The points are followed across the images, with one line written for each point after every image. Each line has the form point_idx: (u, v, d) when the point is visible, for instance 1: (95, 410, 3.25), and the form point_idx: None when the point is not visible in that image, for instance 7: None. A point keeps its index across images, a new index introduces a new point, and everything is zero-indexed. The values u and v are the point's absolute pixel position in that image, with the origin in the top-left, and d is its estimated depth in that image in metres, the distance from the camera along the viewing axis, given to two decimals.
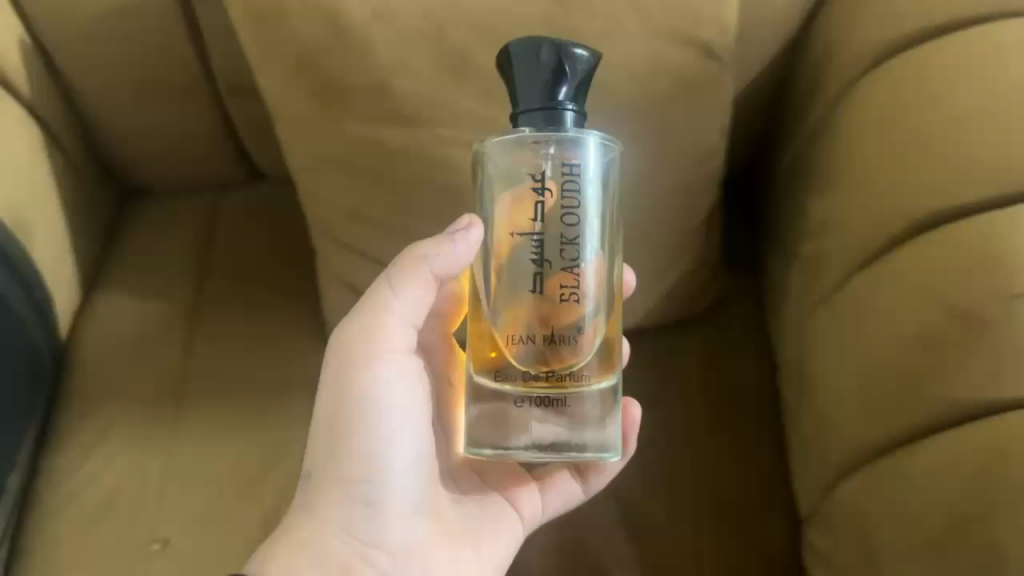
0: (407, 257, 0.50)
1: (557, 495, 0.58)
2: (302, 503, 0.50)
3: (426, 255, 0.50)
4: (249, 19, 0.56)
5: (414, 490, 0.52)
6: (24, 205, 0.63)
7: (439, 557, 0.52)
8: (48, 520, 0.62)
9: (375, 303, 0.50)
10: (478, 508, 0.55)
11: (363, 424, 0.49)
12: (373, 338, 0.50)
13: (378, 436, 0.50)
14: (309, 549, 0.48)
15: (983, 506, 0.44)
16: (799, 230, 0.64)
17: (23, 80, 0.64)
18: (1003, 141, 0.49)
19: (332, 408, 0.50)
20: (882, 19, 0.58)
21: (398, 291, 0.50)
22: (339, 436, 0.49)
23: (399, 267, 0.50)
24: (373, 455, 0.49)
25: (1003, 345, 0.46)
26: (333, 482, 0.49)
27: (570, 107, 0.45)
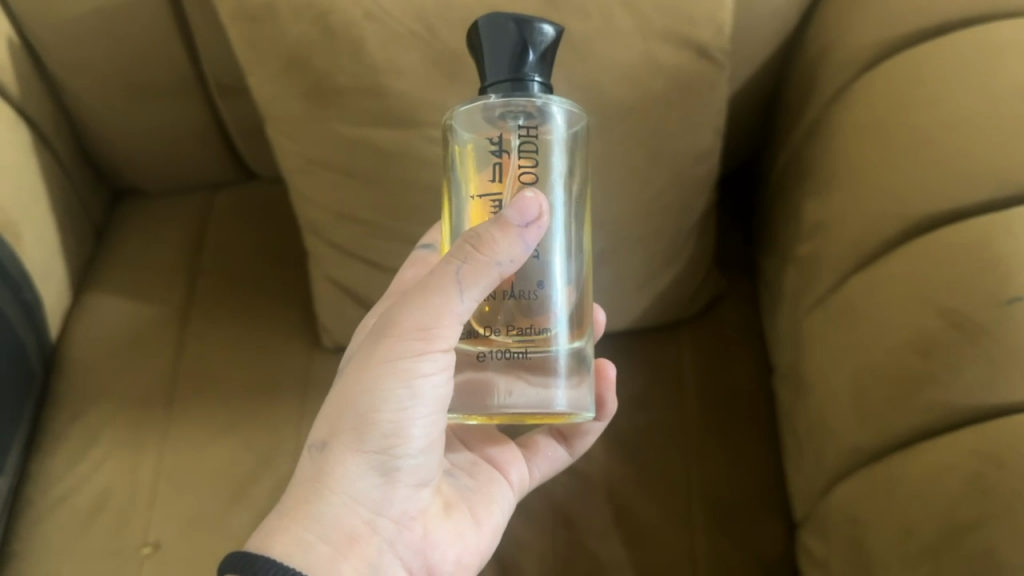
0: (482, 255, 0.41)
1: (543, 462, 0.57)
2: (309, 471, 0.43)
3: (497, 257, 0.41)
4: (237, 20, 0.54)
5: (431, 465, 0.47)
6: (13, 208, 0.63)
7: (440, 526, 0.48)
8: (38, 523, 0.62)
9: (437, 290, 0.42)
10: (469, 478, 0.54)
11: (397, 405, 0.43)
12: (431, 326, 0.42)
13: (407, 417, 0.43)
14: (320, 521, 0.42)
15: (978, 513, 0.42)
16: (794, 228, 0.62)
17: (11, 80, 0.63)
18: (1002, 142, 0.48)
19: (371, 385, 0.43)
20: (878, 19, 0.57)
21: (466, 291, 0.42)
22: (365, 413, 0.43)
23: (467, 262, 0.41)
24: (401, 436, 0.44)
25: (999, 349, 0.44)
26: (352, 455, 0.43)
27: (536, 79, 0.42)
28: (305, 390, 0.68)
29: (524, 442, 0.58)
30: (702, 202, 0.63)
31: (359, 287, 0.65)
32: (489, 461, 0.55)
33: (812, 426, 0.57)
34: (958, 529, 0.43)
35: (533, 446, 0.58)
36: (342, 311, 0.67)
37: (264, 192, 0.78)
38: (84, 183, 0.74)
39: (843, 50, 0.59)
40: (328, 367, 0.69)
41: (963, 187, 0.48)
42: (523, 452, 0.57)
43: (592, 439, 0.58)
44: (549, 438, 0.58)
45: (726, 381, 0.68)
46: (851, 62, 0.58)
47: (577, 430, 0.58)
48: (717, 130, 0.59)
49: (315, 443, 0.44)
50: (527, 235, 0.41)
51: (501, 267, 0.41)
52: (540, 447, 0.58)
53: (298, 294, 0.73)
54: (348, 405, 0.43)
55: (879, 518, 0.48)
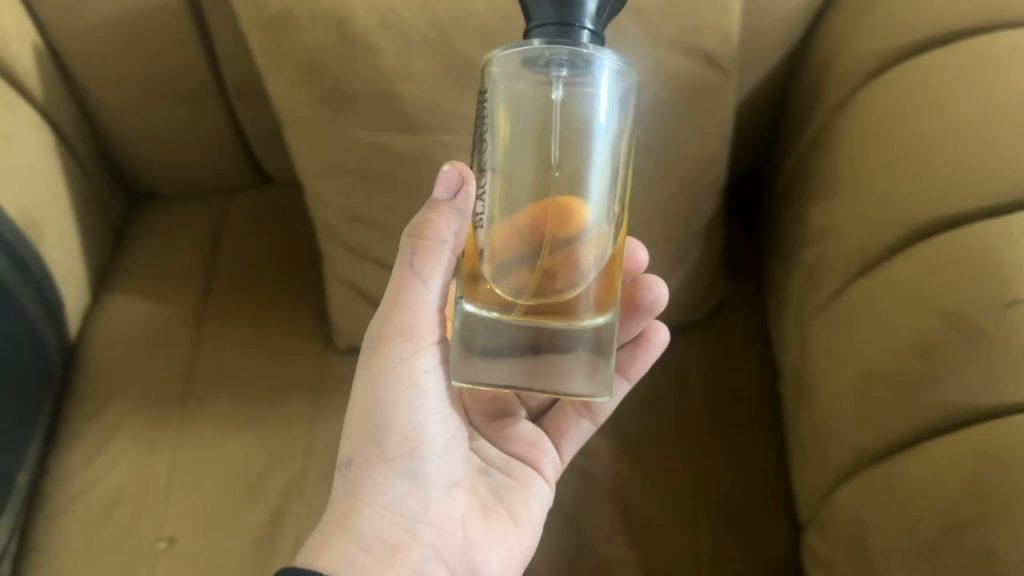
0: (426, 237, 0.47)
1: (573, 441, 0.58)
2: (344, 491, 0.47)
3: (443, 236, 0.47)
4: (257, 28, 0.56)
5: (454, 466, 0.50)
6: (35, 209, 0.65)
7: (481, 530, 0.50)
8: (56, 517, 0.64)
9: (405, 289, 0.47)
10: (506, 476, 0.54)
11: (405, 407, 0.47)
12: (410, 323, 0.48)
13: (418, 416, 0.48)
14: (361, 534, 0.45)
15: (977, 510, 0.43)
16: (800, 233, 0.63)
17: (36, 85, 0.65)
18: (1003, 149, 0.49)
19: (374, 394, 0.47)
20: (882, 28, 0.58)
21: (428, 277, 0.47)
22: (380, 422, 0.47)
23: (419, 253, 0.47)
24: (417, 435, 0.47)
25: (998, 351, 0.45)
26: (377, 465, 0.47)
27: (586, 26, 0.40)
28: (317, 391, 0.69)
29: (547, 428, 0.58)
30: (709, 207, 0.64)
31: (371, 289, 0.66)
32: (522, 459, 0.55)
33: (816, 428, 0.58)
34: (959, 527, 0.44)
35: (557, 429, 0.57)
36: (356, 313, 0.68)
37: (279, 196, 0.79)
38: (104, 186, 0.76)
39: (848, 59, 0.60)
40: (341, 368, 0.70)
41: (964, 193, 0.49)
42: (552, 442, 0.57)
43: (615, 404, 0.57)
44: (570, 415, 0.58)
45: (733, 385, 0.69)
46: (856, 71, 0.59)
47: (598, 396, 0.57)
48: (725, 136, 0.60)
49: (345, 463, 0.48)
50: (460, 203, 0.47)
51: (449, 244, 0.47)
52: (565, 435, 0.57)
53: (312, 296, 0.74)
54: (361, 420, 0.48)
55: (881, 517, 0.49)
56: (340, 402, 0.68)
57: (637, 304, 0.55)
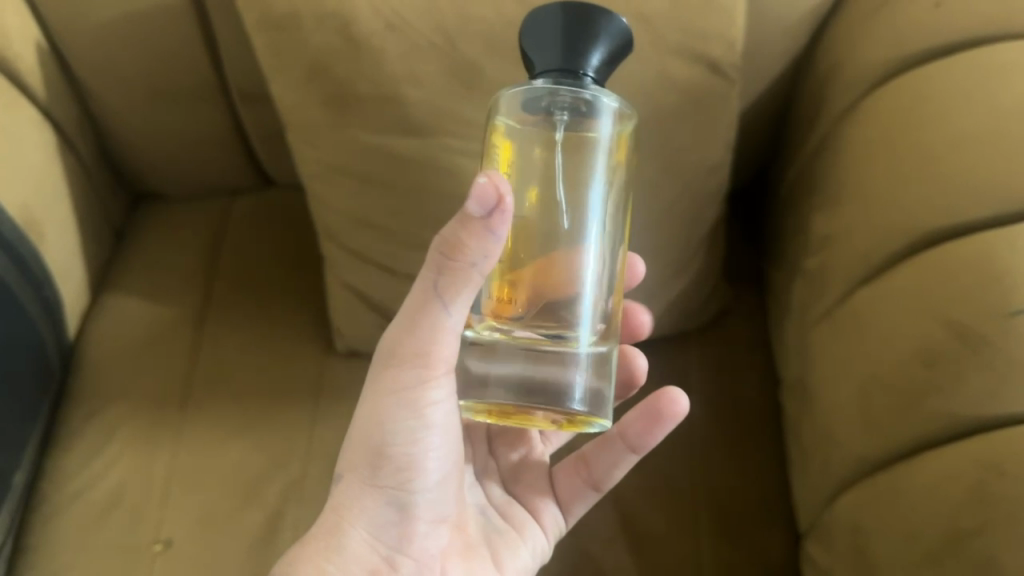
0: (455, 261, 0.39)
1: (579, 505, 0.56)
2: (330, 506, 0.47)
3: (474, 262, 0.39)
4: (262, 29, 0.56)
5: (445, 500, 0.49)
6: (37, 208, 0.64)
7: (462, 569, 0.49)
8: (52, 519, 0.63)
9: (425, 312, 0.42)
10: (502, 521, 0.53)
11: (404, 437, 0.45)
12: (423, 351, 0.43)
13: (416, 448, 0.46)
14: (339, 555, 0.45)
15: (979, 520, 0.43)
16: (803, 242, 0.63)
17: (39, 84, 0.65)
18: (1006, 160, 0.49)
19: (373, 418, 0.45)
20: (886, 38, 0.58)
21: (451, 305, 0.41)
22: (376, 446, 0.46)
23: (445, 278, 0.40)
24: (412, 466, 0.46)
25: (1001, 361, 0.45)
26: (367, 489, 0.46)
27: (589, 74, 0.41)
28: (317, 394, 0.69)
29: (556, 487, 0.56)
30: (711, 215, 0.64)
31: (372, 291, 0.66)
32: (527, 508, 0.55)
33: (817, 436, 0.57)
34: (960, 538, 0.44)
35: (564, 493, 0.56)
36: (357, 317, 0.68)
37: (281, 199, 0.79)
38: (105, 186, 0.76)
39: (852, 69, 0.60)
40: (341, 371, 0.70)
41: (968, 203, 0.49)
42: (559, 501, 0.56)
43: (621, 473, 0.55)
44: (575, 480, 0.56)
45: (734, 394, 0.69)
46: (860, 80, 0.59)
47: (605, 462, 0.55)
48: (727, 144, 0.60)
49: (337, 478, 0.47)
50: (501, 231, 0.38)
51: (481, 269, 0.40)
52: (571, 498, 0.56)
53: (312, 299, 0.74)
54: (360, 440, 0.46)
55: (883, 527, 0.49)
56: (339, 405, 0.68)
57: (656, 411, 0.53)
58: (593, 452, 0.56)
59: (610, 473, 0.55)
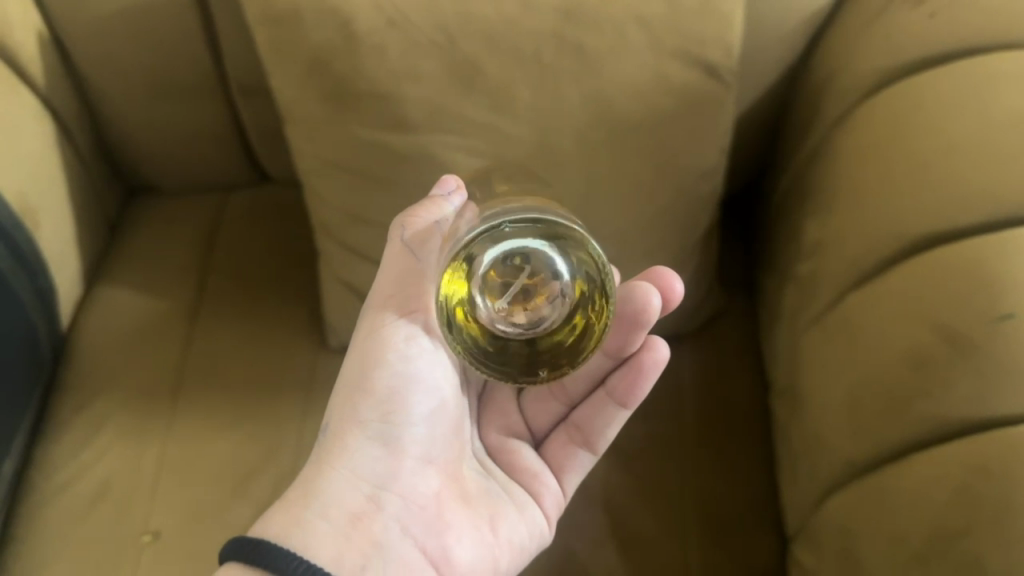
0: (416, 216, 0.48)
1: (570, 472, 0.54)
2: (314, 457, 0.48)
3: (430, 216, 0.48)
4: (263, 23, 0.56)
5: (436, 444, 0.49)
6: (33, 196, 0.65)
7: (457, 511, 0.49)
8: (40, 507, 0.63)
9: (395, 263, 0.49)
10: (505, 490, 0.52)
11: (381, 371, 0.48)
12: (396, 296, 0.49)
13: (398, 383, 0.48)
14: (320, 489, 0.45)
15: (965, 521, 0.44)
16: (795, 248, 0.64)
17: (39, 73, 0.65)
18: (995, 168, 0.50)
19: (357, 361, 0.48)
20: (880, 47, 0.59)
21: (417, 253, 0.48)
22: (359, 382, 0.48)
23: (407, 229, 0.48)
24: (394, 400, 0.48)
25: (988, 365, 0.45)
26: (348, 426, 0.47)
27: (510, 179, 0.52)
28: (309, 390, 0.69)
29: (548, 458, 0.54)
30: (705, 219, 0.64)
31: (365, 287, 0.66)
32: (525, 483, 0.53)
33: (806, 440, 0.58)
34: (946, 538, 0.44)
35: (556, 459, 0.54)
36: (349, 313, 0.68)
37: (278, 194, 0.79)
38: (101, 178, 0.76)
39: (847, 77, 0.61)
40: (333, 367, 0.69)
41: (958, 210, 0.50)
42: (552, 473, 0.53)
43: (612, 432, 0.52)
44: (570, 444, 0.53)
45: (724, 397, 0.69)
46: (855, 88, 0.60)
47: (598, 421, 0.52)
48: (722, 149, 0.61)
49: (322, 431, 0.49)
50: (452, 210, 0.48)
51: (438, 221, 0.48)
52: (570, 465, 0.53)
53: (306, 295, 0.73)
54: (345, 386, 0.49)
55: (870, 528, 0.49)
56: (330, 400, 0.68)
57: (640, 365, 0.50)
58: (583, 417, 0.53)
59: (602, 434, 0.52)
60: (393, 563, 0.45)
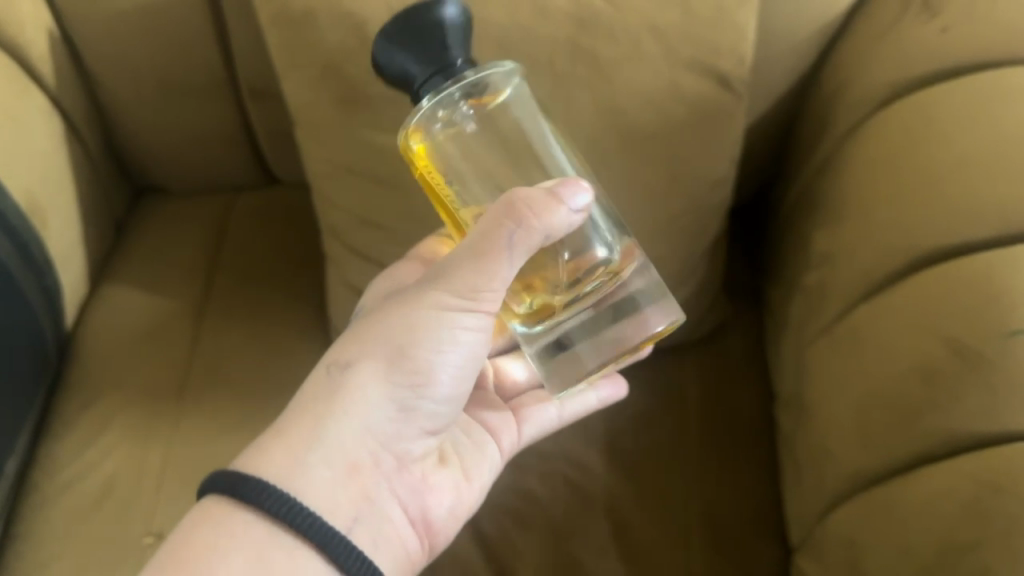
0: (532, 223, 0.42)
1: (533, 424, 0.58)
2: (325, 393, 0.44)
3: (545, 230, 0.43)
4: (277, 25, 0.56)
5: (444, 415, 0.49)
6: (40, 193, 0.64)
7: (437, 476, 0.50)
8: (43, 507, 0.63)
9: (491, 254, 0.43)
10: (474, 443, 0.55)
11: (427, 341, 0.45)
12: (479, 279, 0.43)
13: (440, 360, 0.46)
14: (329, 440, 0.44)
15: (974, 534, 0.44)
16: (803, 259, 0.64)
17: (49, 72, 0.65)
18: (1008, 182, 0.50)
19: (403, 320, 0.45)
20: (893, 59, 0.59)
21: (514, 259, 0.43)
22: (400, 343, 0.45)
23: (519, 236, 0.42)
24: (428, 375, 0.46)
25: (999, 379, 0.45)
26: (375, 382, 0.45)
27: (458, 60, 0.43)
28: None
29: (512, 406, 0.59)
30: (714, 228, 0.64)
31: None
32: (482, 423, 0.56)
33: (812, 450, 0.58)
34: (955, 551, 0.44)
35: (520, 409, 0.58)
36: None
37: (285, 196, 0.79)
38: (109, 177, 0.76)
39: (859, 88, 0.61)
40: None
41: (970, 224, 0.50)
42: (515, 419, 0.58)
43: (588, 405, 0.59)
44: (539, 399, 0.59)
45: (730, 407, 0.69)
46: (867, 100, 0.60)
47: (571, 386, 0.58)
48: (732, 158, 0.61)
49: (336, 366, 0.45)
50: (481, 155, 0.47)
51: (545, 233, 0.43)
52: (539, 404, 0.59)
53: (313, 297, 0.73)
54: (380, 334, 0.45)
55: (877, 540, 0.49)
56: None
57: None
58: None
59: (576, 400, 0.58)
60: (379, 521, 0.45)
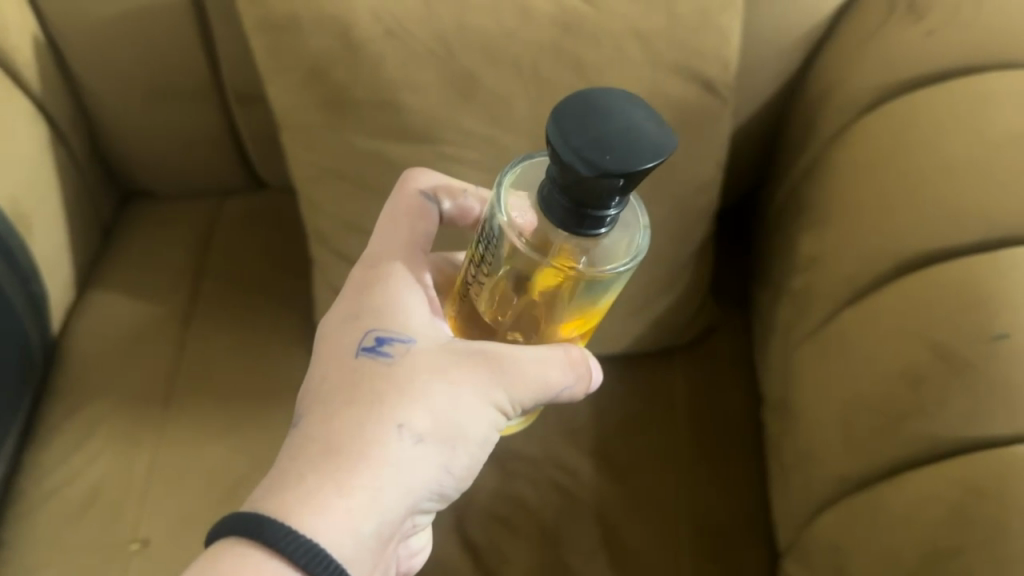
0: (582, 383, 0.43)
1: None
2: (384, 459, 0.38)
3: (580, 388, 0.44)
4: (261, 30, 0.56)
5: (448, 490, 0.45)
6: (24, 198, 0.64)
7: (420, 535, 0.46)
8: (28, 514, 0.63)
9: (551, 381, 0.42)
10: None
11: (481, 436, 0.41)
12: (537, 396, 0.42)
13: (480, 453, 0.42)
14: (381, 514, 0.38)
15: (958, 540, 0.44)
16: (789, 263, 0.64)
17: (34, 77, 0.65)
18: (991, 187, 0.50)
19: (471, 408, 0.40)
20: (878, 63, 0.59)
21: (560, 393, 0.43)
22: (462, 433, 0.40)
23: (573, 383, 0.43)
24: (469, 466, 0.42)
25: (982, 383, 0.45)
26: (432, 468, 0.40)
27: (611, 213, 0.34)
28: None
29: None
30: (701, 232, 0.64)
31: None
32: None
33: (799, 455, 0.58)
34: (939, 557, 0.44)
35: None
36: None
37: (273, 202, 0.79)
38: (95, 181, 0.75)
39: (845, 92, 0.61)
40: None
41: (954, 228, 0.50)
42: None
43: None
44: None
45: (718, 412, 0.69)
46: (852, 104, 0.60)
47: None
48: (718, 163, 0.61)
49: (401, 428, 0.39)
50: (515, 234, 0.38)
51: (581, 386, 0.44)
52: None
53: (301, 303, 0.73)
54: (445, 409, 0.40)
55: (862, 546, 0.49)
56: None
57: None
58: None
59: None
60: None
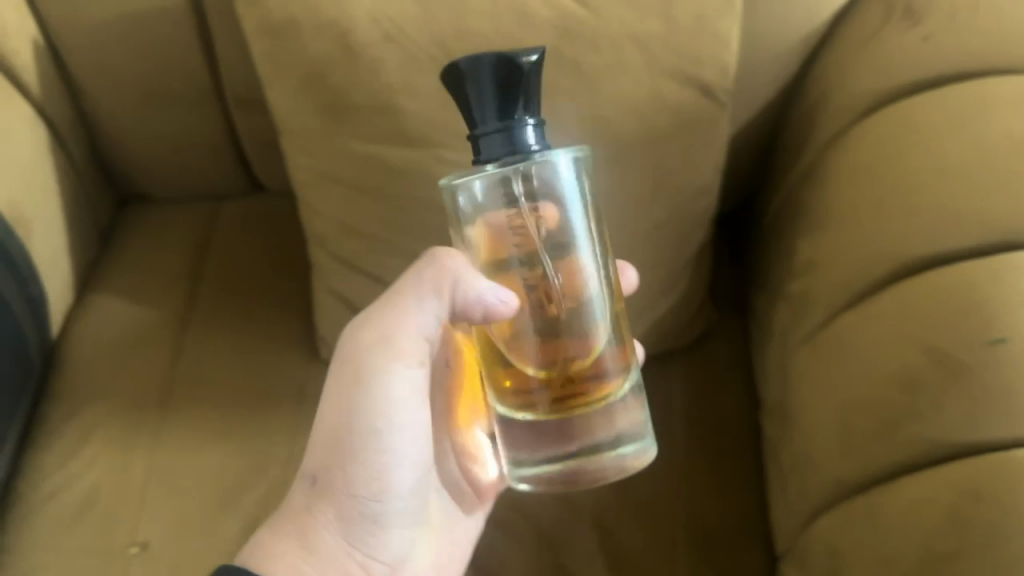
0: (473, 285, 0.45)
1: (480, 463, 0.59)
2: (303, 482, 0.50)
3: (462, 278, 0.46)
4: (260, 35, 0.56)
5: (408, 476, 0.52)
6: (22, 201, 0.64)
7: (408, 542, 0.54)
8: (28, 516, 0.63)
9: (400, 312, 0.48)
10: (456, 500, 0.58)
11: (359, 413, 0.49)
12: (389, 337, 0.48)
13: (377, 432, 0.49)
14: (296, 520, 0.49)
15: (955, 544, 0.44)
16: (787, 266, 0.64)
17: (34, 81, 0.66)
18: (989, 193, 0.50)
19: (342, 390, 0.49)
20: (876, 69, 0.59)
21: (421, 304, 0.48)
22: (338, 421, 0.49)
23: (428, 281, 0.47)
24: (368, 447, 0.49)
25: (979, 388, 0.45)
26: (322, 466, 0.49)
27: (530, 122, 0.42)
28: (300, 401, 0.68)
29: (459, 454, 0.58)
30: (700, 236, 0.65)
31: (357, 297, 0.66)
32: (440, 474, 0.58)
33: (796, 459, 0.58)
34: (936, 561, 0.45)
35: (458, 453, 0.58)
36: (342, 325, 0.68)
37: (271, 205, 0.79)
38: (94, 184, 0.76)
39: (844, 96, 0.61)
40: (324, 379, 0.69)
41: (951, 234, 0.50)
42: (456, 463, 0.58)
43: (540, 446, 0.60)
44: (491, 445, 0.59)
45: (716, 415, 0.69)
46: (850, 109, 0.60)
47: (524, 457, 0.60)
48: (717, 168, 0.61)
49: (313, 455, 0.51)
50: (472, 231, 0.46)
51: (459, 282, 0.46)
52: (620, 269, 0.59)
53: (299, 303, 0.73)
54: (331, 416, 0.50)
55: (859, 549, 0.50)
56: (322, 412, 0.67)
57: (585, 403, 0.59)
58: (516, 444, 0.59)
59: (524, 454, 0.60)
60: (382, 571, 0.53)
